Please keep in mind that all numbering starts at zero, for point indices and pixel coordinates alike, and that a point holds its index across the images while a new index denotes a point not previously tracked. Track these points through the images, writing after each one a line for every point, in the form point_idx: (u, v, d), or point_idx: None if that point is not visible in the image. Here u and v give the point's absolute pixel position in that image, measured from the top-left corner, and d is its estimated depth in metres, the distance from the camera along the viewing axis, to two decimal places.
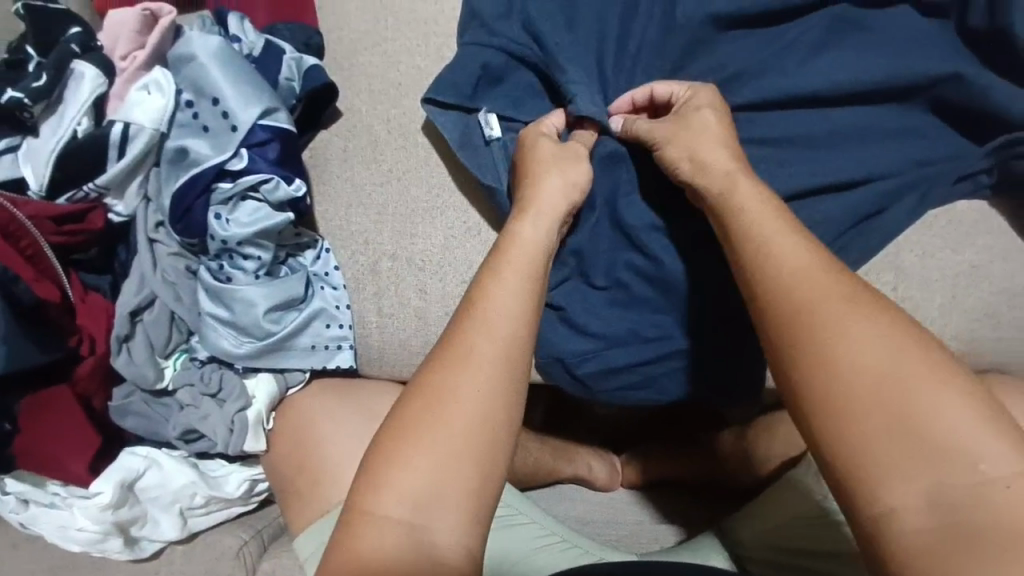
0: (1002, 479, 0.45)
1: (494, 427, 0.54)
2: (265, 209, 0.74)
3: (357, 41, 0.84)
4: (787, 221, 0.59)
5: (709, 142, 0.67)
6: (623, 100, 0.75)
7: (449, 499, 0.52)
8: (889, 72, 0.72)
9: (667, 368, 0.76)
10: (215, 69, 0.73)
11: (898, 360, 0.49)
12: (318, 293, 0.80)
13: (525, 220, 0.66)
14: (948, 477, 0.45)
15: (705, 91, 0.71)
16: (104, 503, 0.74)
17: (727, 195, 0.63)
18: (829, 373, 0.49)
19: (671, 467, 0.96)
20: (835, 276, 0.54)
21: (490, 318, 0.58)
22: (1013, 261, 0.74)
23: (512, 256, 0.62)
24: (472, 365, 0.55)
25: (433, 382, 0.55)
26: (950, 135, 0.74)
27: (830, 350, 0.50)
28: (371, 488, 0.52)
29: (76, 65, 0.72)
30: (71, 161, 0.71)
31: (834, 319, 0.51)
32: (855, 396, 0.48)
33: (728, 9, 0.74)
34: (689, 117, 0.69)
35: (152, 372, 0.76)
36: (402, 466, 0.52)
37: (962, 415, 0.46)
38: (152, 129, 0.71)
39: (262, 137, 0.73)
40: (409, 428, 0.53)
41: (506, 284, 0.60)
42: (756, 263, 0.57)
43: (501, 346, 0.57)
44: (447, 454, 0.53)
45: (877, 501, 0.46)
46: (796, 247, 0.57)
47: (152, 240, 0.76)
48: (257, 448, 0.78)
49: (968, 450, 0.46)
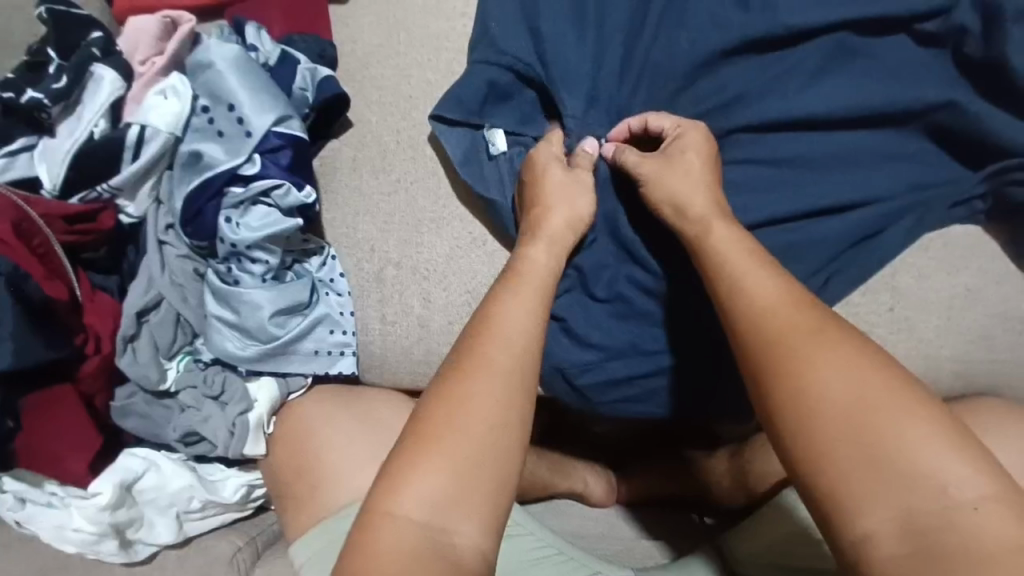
0: (970, 502, 0.46)
1: (510, 436, 0.56)
2: (275, 215, 0.75)
3: (370, 55, 0.86)
4: (755, 254, 0.61)
5: (693, 185, 0.68)
6: (623, 127, 0.76)
7: (473, 500, 0.53)
8: (886, 98, 0.74)
9: (666, 382, 0.77)
10: (231, 76, 0.75)
11: (864, 391, 0.50)
12: (323, 299, 0.80)
13: (536, 243, 0.69)
14: (918, 503, 0.47)
15: (694, 131, 0.71)
16: (102, 503, 0.74)
17: (702, 237, 0.65)
18: (802, 406, 0.51)
19: (664, 483, 0.98)
20: (806, 306, 0.56)
21: (503, 332, 0.60)
22: (1007, 285, 0.75)
23: (528, 276, 0.66)
24: (487, 376, 0.57)
25: (449, 390, 0.57)
26: (944, 160, 0.76)
27: (800, 382, 0.52)
28: (390, 489, 0.53)
29: (97, 68, 0.74)
30: (87, 162, 0.72)
31: (803, 351, 0.53)
32: (824, 427, 0.50)
33: (731, 33, 0.76)
34: (673, 159, 0.70)
35: (156, 372, 0.76)
36: (422, 468, 0.53)
37: (929, 441, 0.48)
38: (168, 132, 0.73)
39: (274, 144, 0.75)
40: (426, 433, 0.55)
41: (520, 300, 0.63)
42: (735, 292, 0.59)
43: (515, 359, 0.59)
44: (457, 458, 0.54)
45: (853, 527, 0.48)
46: (774, 275, 0.59)
47: (161, 241, 0.78)
48: (256, 452, 0.78)
49: (937, 476, 0.47)
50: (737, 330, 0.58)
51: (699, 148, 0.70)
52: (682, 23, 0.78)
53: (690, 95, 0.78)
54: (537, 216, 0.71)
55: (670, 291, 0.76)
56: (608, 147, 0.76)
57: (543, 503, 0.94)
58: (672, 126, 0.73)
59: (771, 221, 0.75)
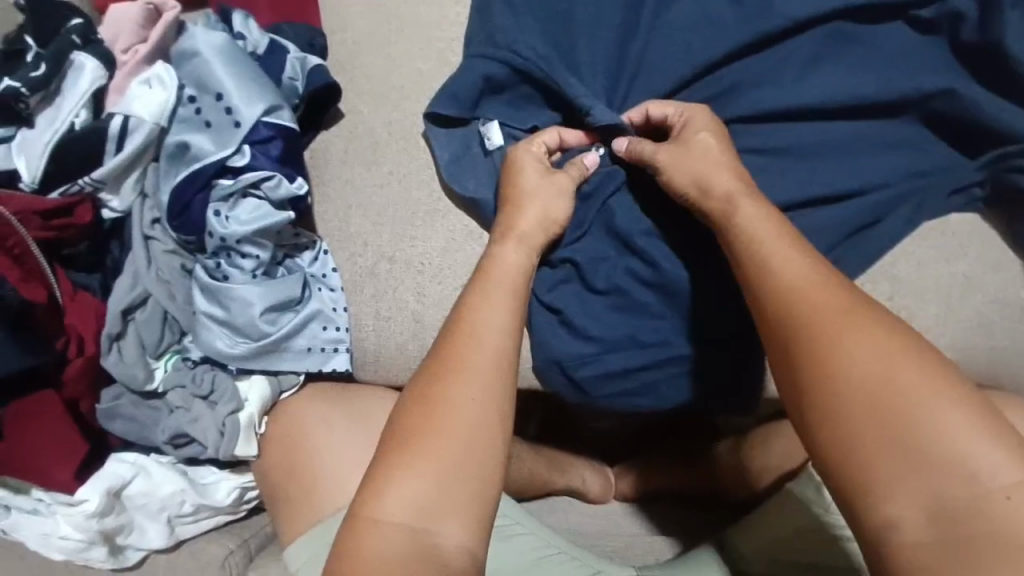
0: (1002, 490, 0.46)
1: (489, 435, 0.54)
2: (265, 207, 0.72)
3: (360, 44, 0.84)
4: (783, 232, 0.60)
5: (720, 157, 0.67)
6: (639, 111, 0.74)
7: (455, 501, 0.52)
8: (884, 87, 0.73)
9: (664, 374, 0.76)
10: (219, 65, 0.72)
11: (897, 372, 0.50)
12: (316, 295, 0.78)
13: (504, 243, 0.68)
14: (946, 489, 0.47)
15: (699, 114, 0.71)
16: (90, 510, 0.71)
17: (727, 216, 0.64)
18: (830, 387, 0.51)
19: (665, 480, 0.96)
20: (834, 285, 0.55)
21: (483, 335, 0.59)
22: (1005, 273, 0.75)
23: (495, 275, 0.65)
24: (472, 375, 0.56)
25: (432, 393, 0.55)
26: (942, 147, 0.75)
27: (831, 362, 0.52)
28: (373, 493, 0.51)
29: (77, 57, 0.71)
30: (68, 154, 0.69)
31: (833, 329, 0.53)
32: (848, 408, 0.50)
33: (729, 23, 0.76)
34: (687, 145, 0.69)
35: (142, 372, 0.74)
36: (408, 474, 0.52)
37: (962, 426, 0.47)
38: (152, 123, 0.70)
39: (264, 135, 0.72)
40: (406, 437, 0.53)
41: (491, 303, 0.62)
42: (760, 275, 0.59)
43: (493, 361, 0.58)
44: (446, 462, 0.52)
45: (878, 513, 0.48)
46: (797, 258, 0.58)
47: (147, 236, 0.75)
48: (248, 453, 0.75)
49: (968, 461, 0.47)
50: (765, 311, 0.57)
51: (710, 129, 0.69)
52: (678, 14, 0.77)
53: (686, 84, 0.77)
54: (515, 212, 0.70)
55: (667, 281, 0.74)
56: (619, 140, 0.74)
57: (541, 500, 0.94)
58: (677, 113, 0.72)
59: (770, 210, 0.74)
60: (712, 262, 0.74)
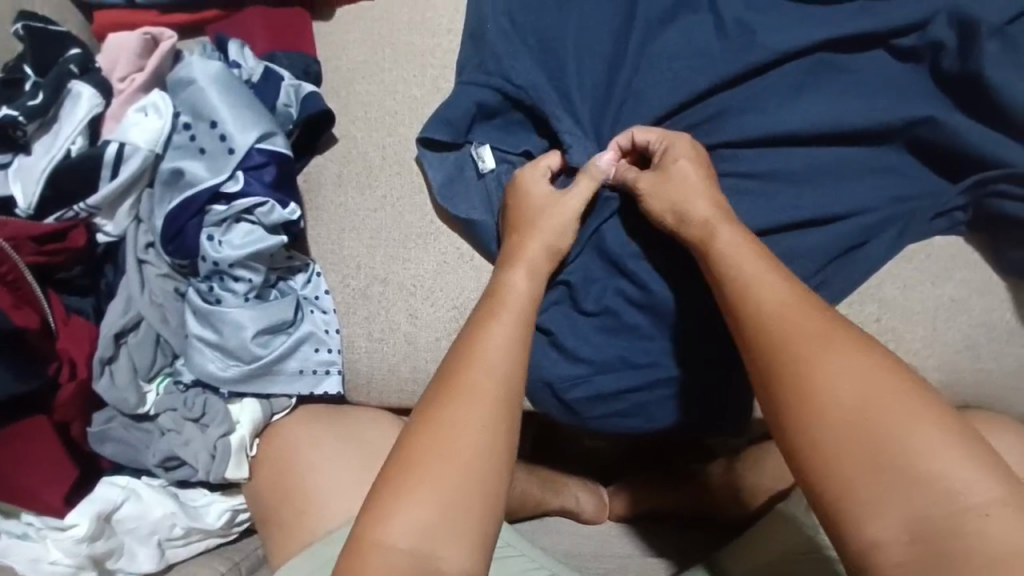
0: (981, 508, 0.46)
1: (494, 457, 0.55)
2: (259, 232, 0.73)
3: (354, 71, 0.85)
4: (765, 257, 0.61)
5: (695, 192, 0.68)
6: (624, 136, 0.75)
7: (458, 527, 0.52)
8: (867, 114, 0.75)
9: (654, 396, 0.76)
10: (215, 93, 0.73)
11: (873, 395, 0.50)
12: (308, 318, 0.79)
13: (514, 267, 0.69)
14: (929, 508, 0.47)
15: (680, 142, 0.72)
16: (80, 535, 0.71)
17: (706, 243, 0.65)
18: (807, 412, 0.52)
19: (659, 501, 0.95)
20: (809, 309, 0.56)
21: (490, 357, 0.60)
22: (990, 295, 0.76)
23: (509, 300, 0.65)
24: (478, 396, 0.57)
25: (439, 414, 0.56)
26: (926, 172, 0.77)
27: (808, 388, 0.52)
28: (378, 516, 0.52)
29: (75, 85, 0.72)
30: (63, 180, 0.70)
31: (808, 354, 0.53)
32: (828, 431, 0.51)
33: (715, 52, 0.78)
34: (667, 172, 0.70)
35: (134, 396, 0.73)
36: (411, 497, 0.52)
37: (939, 444, 0.48)
38: (147, 150, 0.71)
39: (258, 161, 0.73)
40: (410, 459, 0.54)
41: (501, 325, 0.63)
42: (742, 298, 0.59)
43: (498, 383, 0.58)
44: (448, 484, 0.53)
45: (859, 532, 0.49)
46: (776, 283, 0.59)
47: (141, 260, 0.75)
48: (239, 475, 0.76)
49: (948, 480, 0.47)
50: (746, 332, 0.58)
51: (691, 157, 0.71)
52: (665, 43, 0.79)
53: (675, 110, 0.78)
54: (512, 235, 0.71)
55: (656, 304, 0.75)
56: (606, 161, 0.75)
57: (534, 521, 0.94)
58: (658, 138, 0.73)
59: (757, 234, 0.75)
60: (702, 284, 0.75)
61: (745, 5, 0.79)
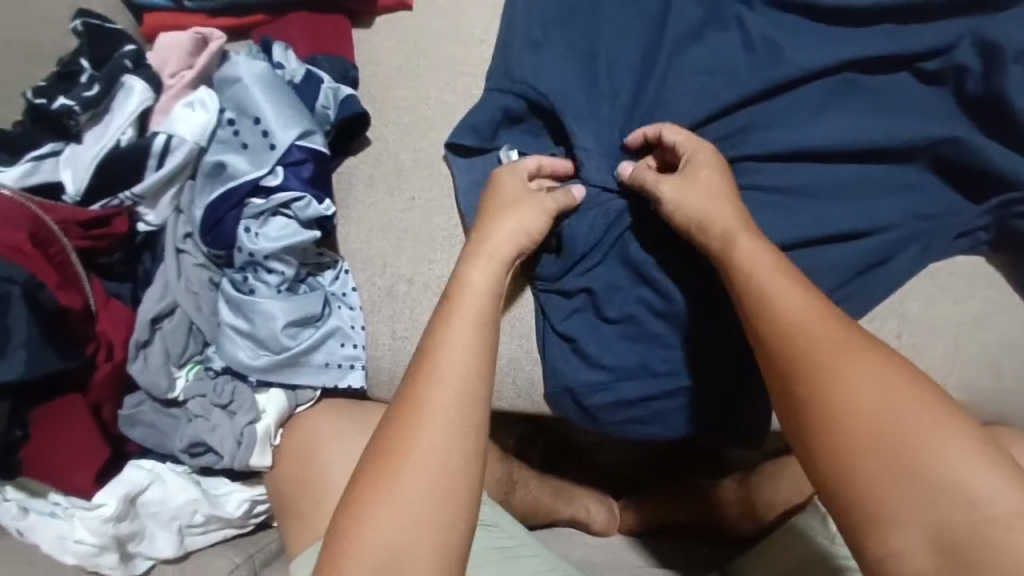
0: (1003, 517, 0.47)
1: (450, 476, 0.57)
2: (293, 226, 0.76)
3: (390, 76, 0.88)
4: (779, 266, 0.61)
5: (717, 199, 0.68)
6: (637, 136, 0.77)
7: (418, 550, 0.54)
8: (892, 130, 0.76)
9: (674, 403, 0.77)
10: (259, 90, 0.76)
11: (896, 403, 0.51)
12: (336, 312, 0.81)
13: (479, 263, 0.68)
14: (951, 517, 0.48)
15: (704, 150, 0.72)
16: (107, 515, 0.73)
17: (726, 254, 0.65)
18: (829, 420, 0.52)
19: (671, 513, 0.96)
20: (828, 319, 0.56)
21: (444, 373, 0.61)
22: (1011, 314, 0.77)
23: (467, 299, 0.66)
24: (433, 417, 0.58)
25: (394, 440, 0.58)
26: (949, 191, 0.78)
27: (830, 396, 0.53)
28: (340, 550, 0.54)
29: (127, 79, 0.75)
30: (112, 169, 0.72)
31: (831, 363, 0.54)
32: (853, 440, 0.51)
33: (742, 69, 0.80)
34: (690, 179, 0.70)
35: (165, 381, 0.75)
36: (369, 527, 0.54)
37: (961, 453, 0.49)
38: (193, 142, 0.74)
39: (297, 158, 0.76)
40: (367, 488, 0.56)
41: (454, 335, 0.63)
42: (758, 308, 0.59)
43: (452, 399, 0.59)
44: (406, 509, 0.55)
45: (884, 545, 0.50)
46: (795, 292, 0.59)
47: (179, 249, 0.78)
48: (262, 463, 0.77)
49: (967, 490, 0.48)
50: (763, 343, 0.58)
51: (713, 165, 0.71)
52: (693, 57, 0.81)
53: (703, 123, 0.80)
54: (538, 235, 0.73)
55: (676, 313, 0.77)
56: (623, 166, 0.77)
57: (545, 529, 0.96)
58: (680, 145, 0.74)
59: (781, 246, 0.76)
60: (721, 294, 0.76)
61: (773, 24, 0.81)
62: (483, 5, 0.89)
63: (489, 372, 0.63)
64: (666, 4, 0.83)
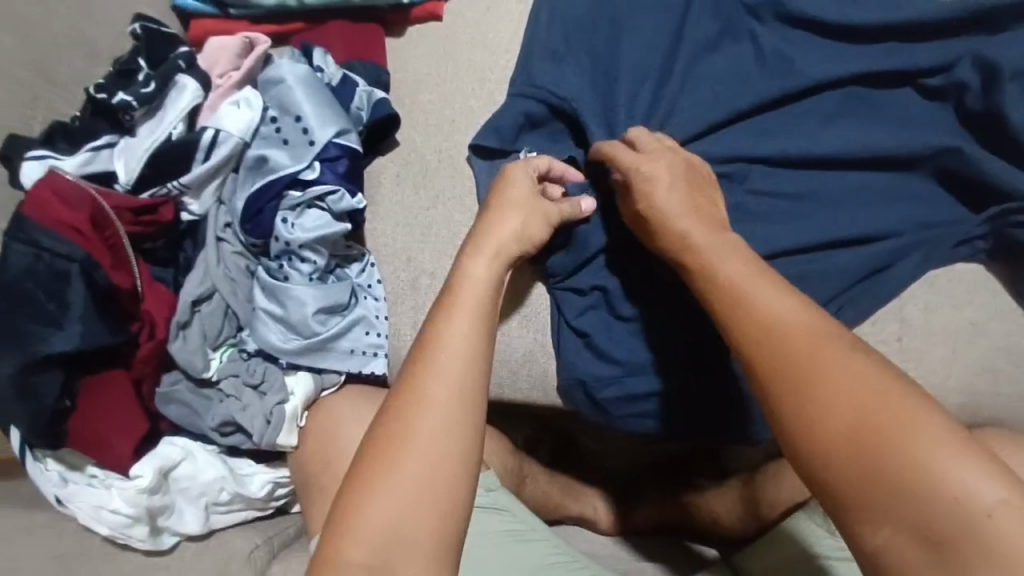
0: (986, 507, 0.47)
1: (450, 465, 0.58)
2: (327, 218, 0.81)
3: (419, 82, 0.94)
4: (751, 264, 0.62)
5: (681, 200, 0.70)
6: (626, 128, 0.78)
7: (415, 533, 0.56)
8: (894, 141, 0.80)
9: (681, 397, 0.81)
10: (300, 90, 0.82)
11: (871, 398, 0.51)
12: (362, 302, 0.85)
13: (476, 257, 0.70)
14: (932, 508, 0.48)
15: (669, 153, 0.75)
16: (144, 485, 0.77)
17: (689, 251, 0.67)
18: (806, 416, 0.53)
19: (671, 510, 0.98)
20: (802, 317, 0.57)
21: (443, 364, 0.62)
22: (1009, 320, 0.80)
23: (466, 292, 0.67)
24: (430, 406, 0.60)
25: (392, 429, 0.59)
26: (949, 201, 0.82)
27: (805, 392, 0.53)
28: (337, 535, 0.55)
29: (181, 78, 0.80)
30: (162, 161, 0.78)
31: (806, 359, 0.54)
32: (830, 434, 0.51)
33: (753, 81, 0.85)
34: (653, 179, 0.72)
35: (201, 360, 0.80)
36: (365, 513, 0.56)
37: (939, 443, 0.48)
38: (239, 137, 0.79)
39: (333, 154, 0.81)
40: (365, 474, 0.57)
41: (456, 328, 0.64)
42: (731, 306, 0.60)
43: (452, 390, 0.61)
44: (403, 495, 0.56)
45: (867, 537, 0.50)
46: (769, 289, 0.59)
47: (219, 238, 0.83)
48: (288, 443, 0.82)
49: (947, 480, 0.48)
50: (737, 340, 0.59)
51: (676, 167, 0.73)
52: (706, 70, 0.86)
53: (717, 127, 0.84)
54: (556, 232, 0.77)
55: (683, 309, 0.81)
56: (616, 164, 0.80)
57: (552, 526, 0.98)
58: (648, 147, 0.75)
59: (787, 249, 0.80)
60: None
61: (783, 40, 0.86)
62: (510, 17, 0.94)
63: (488, 365, 0.65)
64: (683, 20, 0.88)
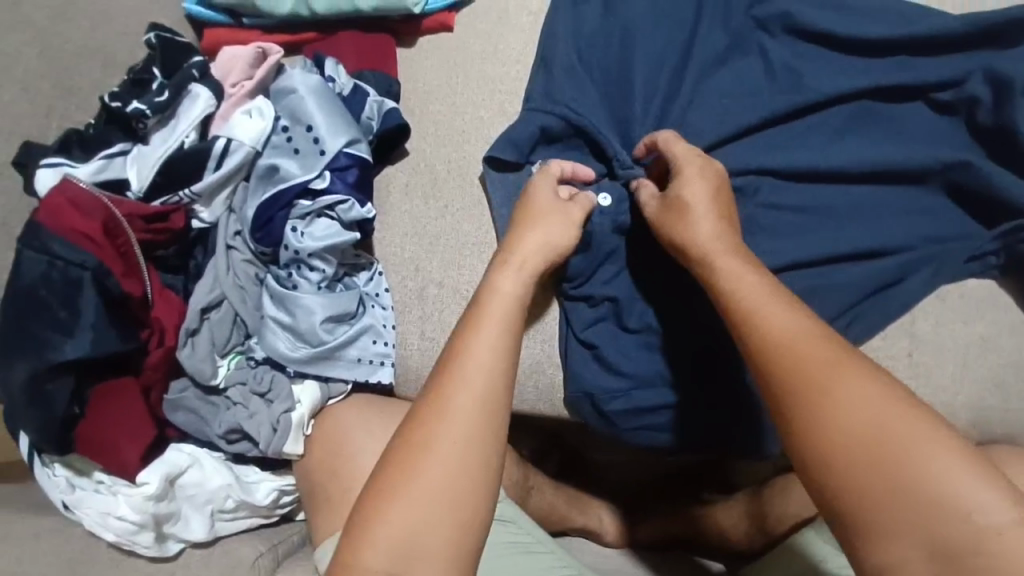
0: (996, 527, 0.48)
1: (470, 476, 0.58)
2: (337, 227, 0.81)
3: (430, 92, 0.94)
4: (766, 284, 0.62)
5: (718, 208, 0.70)
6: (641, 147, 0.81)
7: (431, 544, 0.56)
8: (905, 156, 0.80)
9: (689, 410, 0.80)
10: (312, 101, 0.82)
11: (886, 420, 0.52)
12: (369, 311, 0.85)
13: (507, 271, 0.70)
14: (945, 529, 0.49)
15: (694, 160, 0.73)
16: (150, 492, 0.76)
17: (710, 267, 0.66)
18: (823, 437, 0.53)
19: (679, 523, 0.97)
20: (817, 337, 0.57)
21: (468, 375, 0.62)
22: (1020, 336, 0.79)
23: (492, 303, 0.68)
24: (454, 417, 0.60)
25: (417, 439, 0.59)
26: (960, 215, 0.81)
27: (822, 412, 0.54)
28: (356, 542, 0.56)
29: (194, 87, 0.81)
30: (175, 169, 0.79)
31: (822, 381, 0.55)
32: (845, 455, 0.52)
33: (762, 95, 0.85)
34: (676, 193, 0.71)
35: (209, 368, 0.80)
36: (384, 522, 0.56)
37: (952, 466, 0.50)
38: (250, 146, 0.80)
39: (344, 164, 0.82)
40: (386, 483, 0.57)
41: (483, 339, 0.64)
42: (749, 325, 0.60)
43: (476, 401, 0.61)
44: (422, 506, 0.56)
45: (881, 555, 0.51)
46: (785, 309, 0.60)
47: (229, 246, 0.83)
48: (295, 451, 0.81)
49: (963, 502, 0.49)
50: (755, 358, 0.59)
51: (704, 176, 0.72)
52: (716, 83, 0.86)
53: (726, 141, 0.84)
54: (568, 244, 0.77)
55: (692, 322, 0.81)
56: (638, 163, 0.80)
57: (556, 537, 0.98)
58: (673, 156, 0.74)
59: (796, 262, 0.80)
60: None
61: (793, 54, 0.86)
62: (521, 29, 0.94)
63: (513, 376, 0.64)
64: (693, 32, 0.88)
